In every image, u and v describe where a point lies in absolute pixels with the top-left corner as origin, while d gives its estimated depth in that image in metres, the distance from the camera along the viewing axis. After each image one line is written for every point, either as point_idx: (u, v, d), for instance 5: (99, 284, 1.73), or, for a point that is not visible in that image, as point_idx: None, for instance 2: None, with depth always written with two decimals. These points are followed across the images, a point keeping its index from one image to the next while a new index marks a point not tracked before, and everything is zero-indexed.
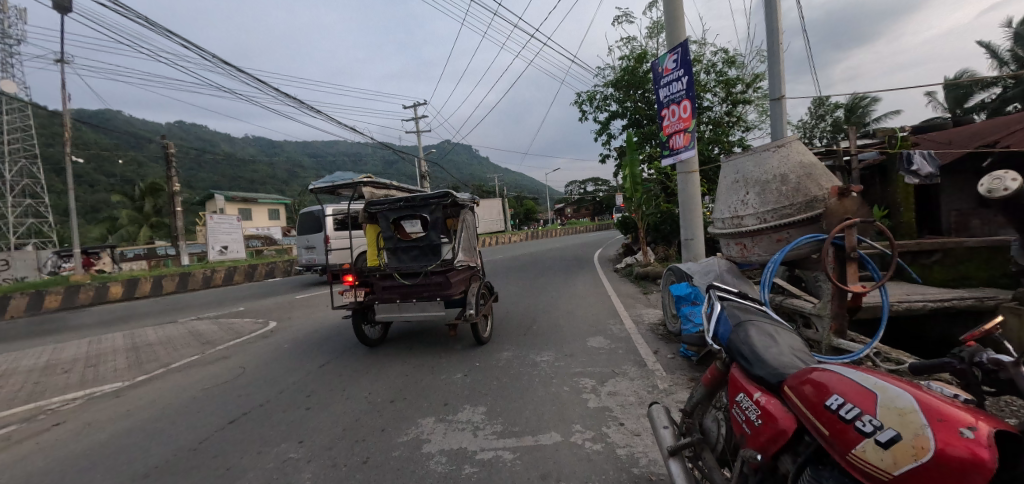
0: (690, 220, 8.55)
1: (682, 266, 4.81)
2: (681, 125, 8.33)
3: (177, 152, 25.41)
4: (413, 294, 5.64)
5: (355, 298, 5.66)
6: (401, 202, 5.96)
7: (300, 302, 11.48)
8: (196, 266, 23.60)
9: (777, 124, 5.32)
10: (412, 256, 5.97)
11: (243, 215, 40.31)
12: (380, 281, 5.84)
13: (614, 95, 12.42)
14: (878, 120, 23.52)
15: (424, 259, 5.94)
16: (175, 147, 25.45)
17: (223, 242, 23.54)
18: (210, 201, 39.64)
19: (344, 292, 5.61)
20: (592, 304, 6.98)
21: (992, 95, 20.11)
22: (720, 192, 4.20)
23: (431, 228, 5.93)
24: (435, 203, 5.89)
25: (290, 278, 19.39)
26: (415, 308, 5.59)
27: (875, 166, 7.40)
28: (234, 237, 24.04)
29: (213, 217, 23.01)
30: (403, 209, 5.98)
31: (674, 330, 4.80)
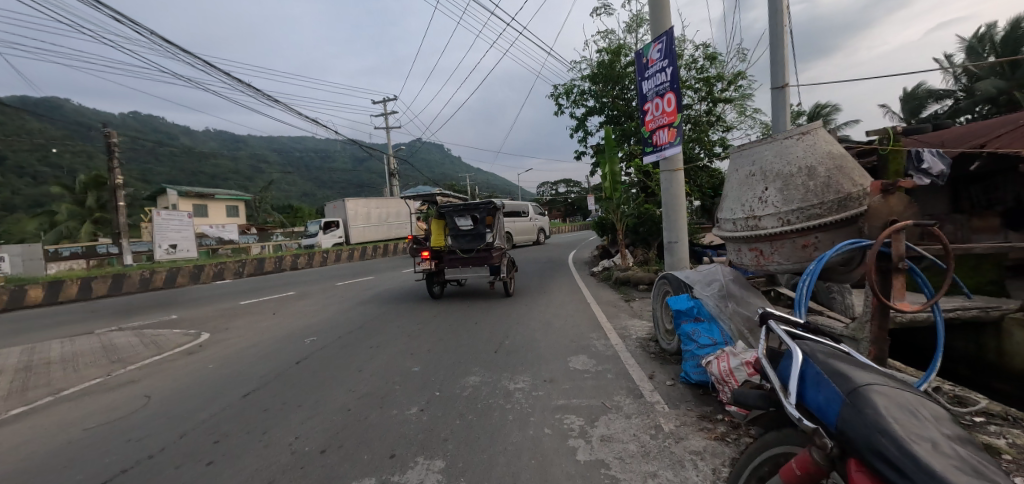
0: (674, 222, 7.95)
1: (679, 275, 4.18)
2: (665, 119, 7.78)
3: (121, 141, 22.96)
4: (468, 263, 8.45)
5: (428, 265, 8.38)
6: (460, 205, 8.91)
7: (246, 309, 10.13)
8: (138, 266, 21.24)
9: (780, 117, 4.81)
10: (467, 240, 8.98)
11: (198, 212, 37.37)
12: (446, 254, 8.66)
13: (592, 90, 11.80)
14: (840, 128, 24.56)
15: (477, 241, 8.97)
16: (119, 135, 23.04)
17: (172, 240, 21.29)
18: (161, 195, 36.45)
19: (421, 261, 8.33)
20: (572, 314, 6.24)
21: (944, 107, 21.31)
22: (728, 188, 3.56)
23: (480, 223, 8.99)
24: (483, 207, 8.84)
25: (243, 281, 17.58)
26: (470, 270, 8.35)
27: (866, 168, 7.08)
28: (185, 235, 21.85)
29: (160, 213, 20.72)
30: (461, 209, 8.91)
31: (669, 348, 4.12)
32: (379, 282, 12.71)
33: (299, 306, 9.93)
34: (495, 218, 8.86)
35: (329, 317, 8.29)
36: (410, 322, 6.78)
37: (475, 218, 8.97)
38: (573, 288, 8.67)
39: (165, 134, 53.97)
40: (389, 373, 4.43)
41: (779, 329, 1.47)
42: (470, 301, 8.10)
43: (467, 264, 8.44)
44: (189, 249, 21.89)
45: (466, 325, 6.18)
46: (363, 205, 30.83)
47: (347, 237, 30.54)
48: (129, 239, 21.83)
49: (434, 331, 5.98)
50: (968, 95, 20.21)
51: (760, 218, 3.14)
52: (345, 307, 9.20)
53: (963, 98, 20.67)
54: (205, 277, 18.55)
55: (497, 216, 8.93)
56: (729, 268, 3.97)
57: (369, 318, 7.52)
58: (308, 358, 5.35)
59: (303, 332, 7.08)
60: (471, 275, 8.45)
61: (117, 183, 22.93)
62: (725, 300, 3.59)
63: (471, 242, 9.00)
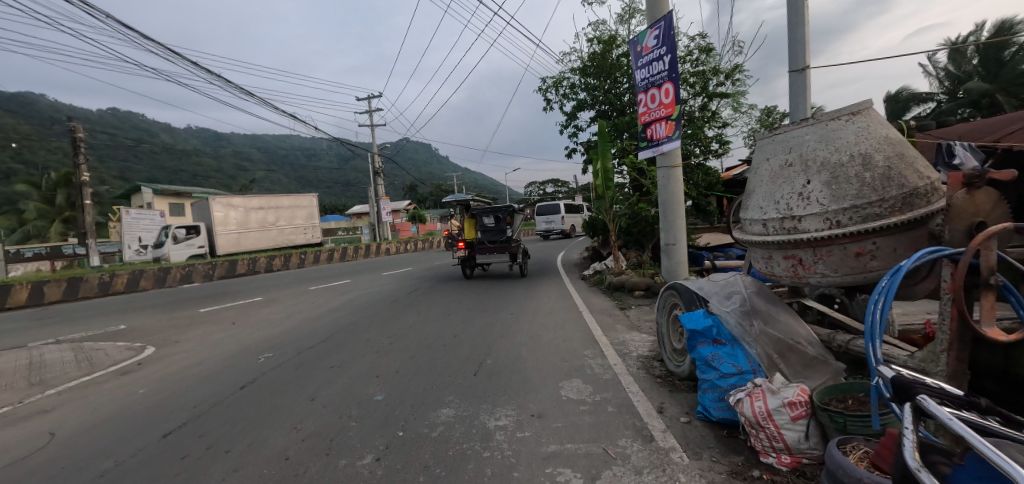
0: (672, 222, 7.35)
1: (689, 284, 3.55)
2: (663, 112, 7.22)
3: (88, 135, 21.54)
4: (494, 251, 11.38)
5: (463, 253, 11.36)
6: (487, 207, 11.63)
7: (207, 317, 9.17)
8: (103, 267, 19.77)
9: (798, 105, 4.24)
10: (493, 233, 12.15)
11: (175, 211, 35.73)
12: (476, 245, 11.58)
13: (582, 84, 11.23)
14: None
15: (499, 234, 11.84)
16: (85, 130, 21.61)
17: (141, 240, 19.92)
18: (136, 194, 34.74)
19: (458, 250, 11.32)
20: (563, 326, 5.55)
21: (927, 110, 21.45)
22: (753, 182, 2.95)
23: (502, 220, 11.71)
24: (504, 209, 11.53)
25: (214, 284, 16.43)
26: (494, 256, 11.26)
27: None
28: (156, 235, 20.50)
29: (129, 212, 19.40)
30: (488, 210, 11.64)
31: (677, 370, 3.52)
32: (356, 286, 11.83)
33: (264, 313, 9.02)
34: (513, 217, 11.63)
35: (295, 326, 7.45)
36: (383, 332, 6.06)
37: (498, 216, 11.74)
38: (562, 294, 7.98)
39: (142, 130, 51.67)
40: (346, 403, 3.68)
41: (947, 417, 0.86)
42: (451, 308, 7.36)
43: (494, 251, 11.49)
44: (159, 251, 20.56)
45: (444, 337, 5.47)
46: (223, 205, 22.82)
47: (209, 246, 22.34)
48: (95, 239, 20.48)
49: (407, 346, 5.23)
50: (952, 97, 20.30)
51: (800, 219, 2.53)
52: (315, 314, 8.35)
53: (948, 100, 20.78)
54: (172, 280, 17.28)
55: (515, 216, 11.62)
56: (749, 277, 3.35)
57: (338, 328, 6.72)
58: (256, 381, 4.54)
59: (261, 346, 6.24)
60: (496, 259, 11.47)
61: (83, 179, 21.47)
62: (748, 318, 2.97)
63: (495, 235, 11.86)
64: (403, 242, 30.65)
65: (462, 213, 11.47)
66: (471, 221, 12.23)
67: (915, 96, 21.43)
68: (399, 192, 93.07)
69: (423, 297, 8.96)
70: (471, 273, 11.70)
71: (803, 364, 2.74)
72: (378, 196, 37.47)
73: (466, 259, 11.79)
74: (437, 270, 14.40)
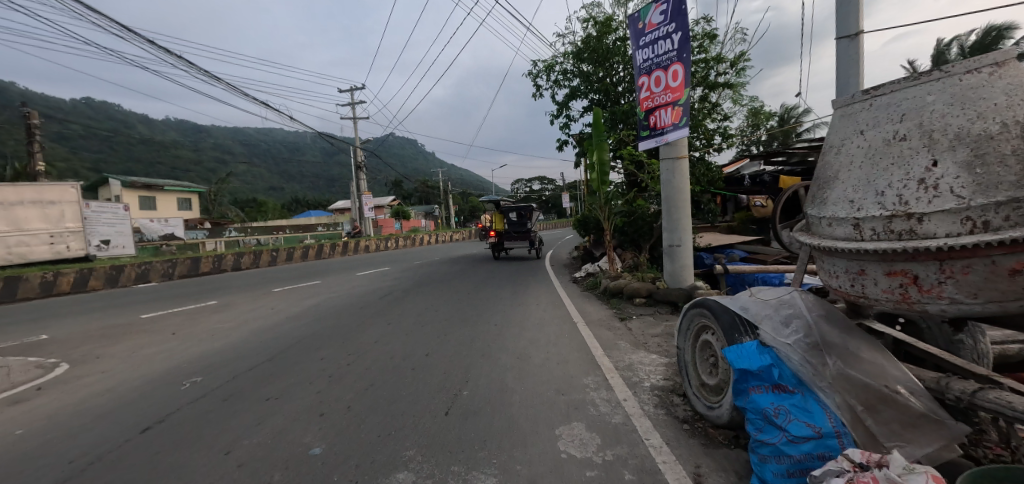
0: (677, 221, 6.56)
1: (727, 302, 2.74)
2: (668, 96, 6.45)
3: (43, 121, 19.70)
4: (518, 239, 16.55)
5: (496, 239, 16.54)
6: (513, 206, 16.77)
7: (144, 323, 7.86)
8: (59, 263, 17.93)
9: (849, 82, 3.54)
10: (516, 225, 17.31)
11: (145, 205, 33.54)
12: (504, 234, 16.75)
13: (576, 70, 10.42)
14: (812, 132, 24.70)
15: (521, 227, 17.01)
16: (41, 116, 19.74)
17: (104, 235, 18.27)
18: (104, 186, 32.64)
19: (492, 237, 16.50)
20: (556, 344, 4.66)
21: None
22: (836, 169, 2.15)
23: (523, 217, 16.92)
24: (525, 209, 16.70)
25: (173, 284, 14.78)
26: (517, 242, 16.44)
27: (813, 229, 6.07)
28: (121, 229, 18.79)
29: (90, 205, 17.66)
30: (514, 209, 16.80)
31: (706, 409, 2.74)
32: (326, 288, 10.64)
33: (214, 320, 7.78)
34: (531, 215, 16.75)
35: (243, 337, 6.32)
36: (343, 348, 5.07)
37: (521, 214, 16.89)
38: (553, 301, 7.08)
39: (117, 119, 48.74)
40: (263, 461, 2.68)
41: None
42: (427, 317, 6.40)
43: (517, 239, 16.62)
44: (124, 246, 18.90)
45: (413, 358, 4.53)
46: None
47: None
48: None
49: (367, 370, 4.26)
50: None
51: (920, 219, 1.70)
52: (271, 323, 7.21)
53: None
54: (125, 280, 15.49)
55: (533, 214, 16.68)
56: (811, 294, 2.50)
57: (291, 342, 5.66)
58: (163, 421, 3.52)
59: (193, 364, 5.11)
60: (518, 245, 16.64)
61: (37, 168, 19.55)
62: (819, 354, 2.15)
63: (518, 228, 17.04)
64: (383, 239, 29.11)
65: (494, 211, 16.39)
66: (500, 216, 17.47)
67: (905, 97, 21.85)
68: (383, 187, 90.54)
69: (397, 302, 7.92)
70: (500, 254, 16.76)
71: (903, 422, 1.92)
72: (359, 192, 35.80)
73: (497, 244, 16.85)
74: (417, 271, 13.29)
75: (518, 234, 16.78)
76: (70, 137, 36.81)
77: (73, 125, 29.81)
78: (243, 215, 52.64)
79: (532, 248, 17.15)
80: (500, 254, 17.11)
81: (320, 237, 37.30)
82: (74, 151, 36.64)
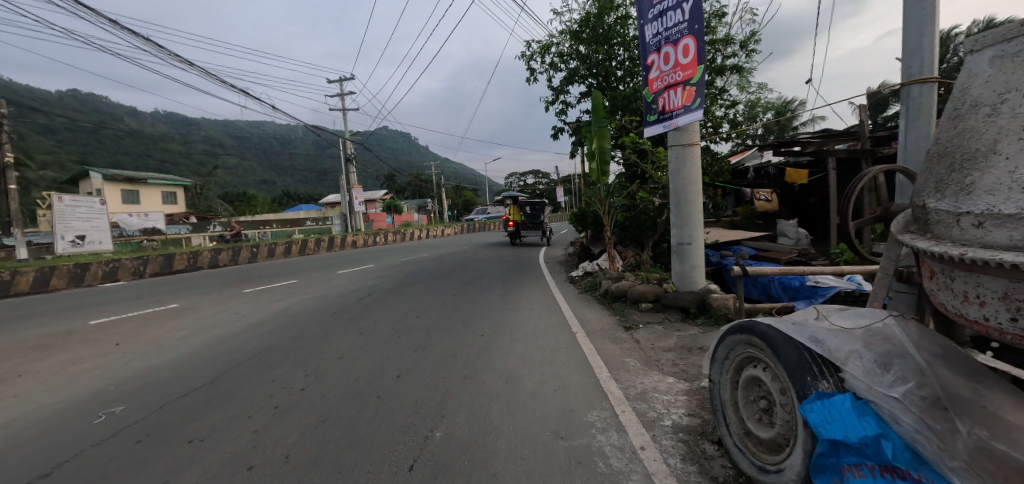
0: (688, 216, 5.81)
1: (789, 329, 2.02)
2: (678, 75, 5.71)
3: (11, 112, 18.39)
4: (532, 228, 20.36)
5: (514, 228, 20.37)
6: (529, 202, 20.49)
7: (87, 331, 6.89)
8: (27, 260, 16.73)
9: (921, 36, 2.92)
10: (531, 217, 21.19)
11: (126, 198, 32.07)
12: (522, 224, 20.53)
13: (573, 52, 9.64)
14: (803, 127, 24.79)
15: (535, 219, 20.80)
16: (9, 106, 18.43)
17: (79, 230, 17.13)
18: (83, 179, 31.18)
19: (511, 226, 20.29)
20: (553, 363, 3.92)
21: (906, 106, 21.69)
22: (997, 141, 1.35)
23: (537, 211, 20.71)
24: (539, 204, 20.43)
25: (145, 282, 13.72)
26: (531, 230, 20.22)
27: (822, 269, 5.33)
28: (96, 224, 17.64)
29: (62, 199, 16.42)
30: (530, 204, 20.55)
31: (752, 468, 2.09)
32: (303, 289, 9.73)
33: (169, 327, 6.85)
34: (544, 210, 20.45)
35: (191, 351, 5.42)
36: (300, 368, 4.27)
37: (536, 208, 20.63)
38: (549, 305, 6.33)
39: (101, 110, 46.91)
40: None
41: None
42: (406, 326, 5.61)
43: (532, 228, 20.58)
44: (100, 242, 17.73)
45: (381, 382, 3.75)
46: None
47: None
48: (21, 229, 17.60)
49: (323, 400, 3.48)
50: None
51: None
52: (230, 331, 6.31)
53: None
54: (91, 279, 14.30)
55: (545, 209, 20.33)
56: (914, 323, 1.82)
57: (244, 358, 4.82)
58: (69, 467, 2.75)
59: (119, 388, 4.23)
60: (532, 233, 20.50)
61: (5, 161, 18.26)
62: (946, 417, 1.45)
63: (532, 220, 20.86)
64: (372, 235, 28.19)
65: (514, 205, 20.21)
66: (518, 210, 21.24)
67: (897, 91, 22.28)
68: (375, 181, 89.05)
69: (376, 307, 7.09)
70: (517, 240, 20.57)
71: None
72: (349, 185, 34.81)
73: (515, 232, 20.68)
74: (404, 268, 12.39)
75: (533, 224, 20.68)
76: (51, 128, 35.30)
77: (50, 115, 28.28)
78: (231, 209, 51.07)
79: (544, 236, 20.86)
80: (517, 240, 20.88)
81: (310, 231, 36.20)
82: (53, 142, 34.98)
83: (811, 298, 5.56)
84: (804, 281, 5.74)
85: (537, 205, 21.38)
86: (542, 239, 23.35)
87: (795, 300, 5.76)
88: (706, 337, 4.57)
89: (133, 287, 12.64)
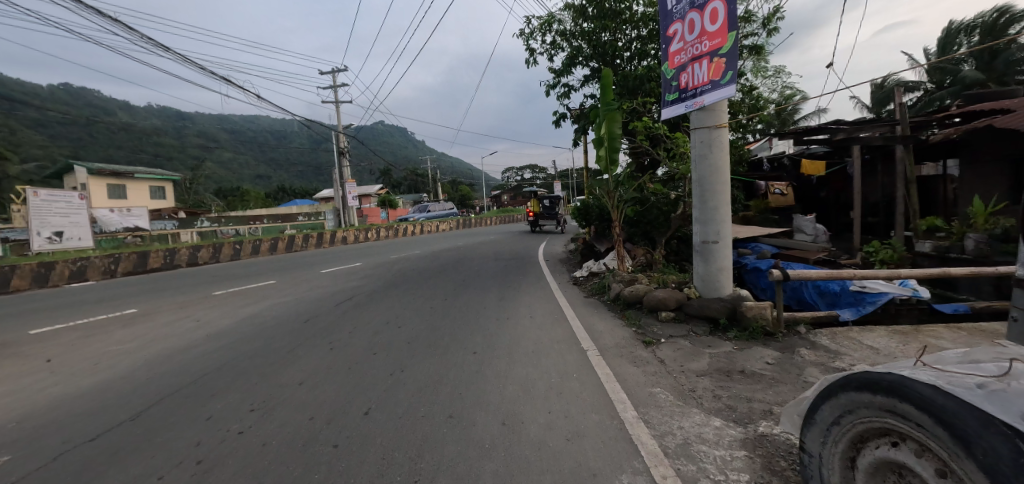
0: (714, 210, 5.00)
1: (976, 400, 1.20)
2: (705, 45, 4.86)
3: None
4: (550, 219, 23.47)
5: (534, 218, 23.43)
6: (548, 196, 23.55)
7: (20, 344, 5.95)
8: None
9: None
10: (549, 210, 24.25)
11: (112, 192, 30.89)
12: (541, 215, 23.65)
13: (577, 29, 8.75)
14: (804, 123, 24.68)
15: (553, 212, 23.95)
16: None
17: (55, 226, 16.05)
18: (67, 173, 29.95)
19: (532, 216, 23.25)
20: (563, 396, 3.11)
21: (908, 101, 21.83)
22: None
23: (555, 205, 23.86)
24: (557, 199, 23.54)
25: (116, 282, 12.74)
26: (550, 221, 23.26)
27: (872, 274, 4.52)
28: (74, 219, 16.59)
29: (37, 193, 15.24)
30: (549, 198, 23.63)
31: None
32: (280, 291, 8.84)
33: (115, 339, 5.94)
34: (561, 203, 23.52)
35: (128, 371, 4.53)
36: (248, 400, 3.43)
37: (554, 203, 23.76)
38: (552, 314, 5.53)
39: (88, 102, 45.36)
40: None
41: None
42: (387, 340, 4.79)
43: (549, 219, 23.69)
44: (80, 238, 16.59)
45: (343, 422, 2.92)
46: None
47: None
48: None
49: (263, 450, 2.64)
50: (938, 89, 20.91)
51: None
52: (182, 344, 5.43)
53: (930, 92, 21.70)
54: (57, 279, 13.27)
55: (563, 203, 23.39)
56: None
57: (184, 383, 3.96)
58: None
59: (15, 425, 3.35)
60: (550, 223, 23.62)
61: None
62: None
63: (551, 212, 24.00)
64: (365, 230, 27.39)
65: (534, 198, 23.25)
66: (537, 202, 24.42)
67: (899, 86, 22.33)
68: (370, 176, 88.17)
69: (355, 314, 6.27)
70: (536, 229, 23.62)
71: None
72: (342, 180, 33.91)
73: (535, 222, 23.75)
74: (393, 267, 11.54)
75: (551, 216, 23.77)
76: (42, 121, 34.37)
77: (32, 106, 27.00)
78: (221, 205, 49.73)
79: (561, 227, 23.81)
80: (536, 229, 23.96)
81: (302, 227, 35.20)
82: (38, 135, 33.78)
83: (857, 306, 4.78)
84: (847, 286, 4.96)
85: (555, 199, 24.36)
86: (556, 227, 26.65)
87: (836, 307, 4.96)
88: (743, 357, 3.79)
89: (105, 287, 11.71)
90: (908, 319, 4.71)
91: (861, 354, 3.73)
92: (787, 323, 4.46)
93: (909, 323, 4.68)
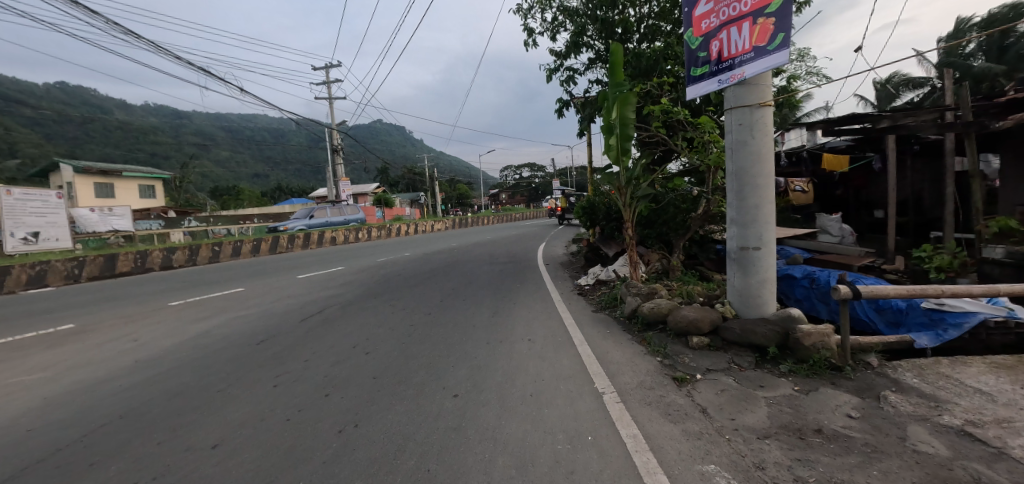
0: (756, 209, 4.02)
1: None
2: (744, 5, 3.89)
3: None
4: None
5: None
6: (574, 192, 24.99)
7: None
8: None
9: None
10: None
11: (99, 191, 29.69)
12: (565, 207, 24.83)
13: (581, 5, 7.77)
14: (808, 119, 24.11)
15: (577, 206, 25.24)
16: None
17: (31, 226, 14.81)
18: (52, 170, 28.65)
19: None
20: (573, 481, 2.11)
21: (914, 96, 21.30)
22: None
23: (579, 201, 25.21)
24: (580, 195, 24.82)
25: (78, 288, 11.66)
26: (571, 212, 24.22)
27: (959, 291, 3.57)
28: (51, 220, 15.34)
29: (9, 192, 14.00)
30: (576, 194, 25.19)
31: None
32: (246, 301, 7.81)
33: (25, 366, 4.87)
34: None
35: (8, 416, 3.49)
36: (132, 474, 2.43)
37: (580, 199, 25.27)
38: (555, 337, 4.56)
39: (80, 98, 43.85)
40: None
41: None
42: (348, 376, 3.79)
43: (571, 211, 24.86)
44: (57, 239, 15.43)
45: None
46: None
47: None
48: None
49: None
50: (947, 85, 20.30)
51: None
52: (99, 376, 4.37)
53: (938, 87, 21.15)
54: (14, 285, 12.10)
55: None
56: None
57: (63, 441, 2.94)
58: None
59: None
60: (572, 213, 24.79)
61: None
62: None
63: None
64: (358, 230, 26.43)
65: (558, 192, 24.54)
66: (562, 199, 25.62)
67: (905, 81, 21.79)
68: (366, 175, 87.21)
69: (320, 334, 5.28)
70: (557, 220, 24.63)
71: None
72: (337, 179, 33.02)
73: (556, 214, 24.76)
74: (378, 272, 10.54)
75: None
76: (36, 118, 33.28)
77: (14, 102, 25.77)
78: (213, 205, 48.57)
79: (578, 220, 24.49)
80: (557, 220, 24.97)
81: None
82: (29, 132, 32.56)
83: (934, 328, 3.81)
84: (917, 303, 4.00)
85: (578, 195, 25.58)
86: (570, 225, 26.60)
87: (903, 328, 4.02)
88: (813, 406, 2.84)
89: (65, 294, 10.63)
90: (996, 345, 3.79)
91: (970, 401, 2.78)
92: (853, 352, 3.52)
93: (999, 351, 3.76)
